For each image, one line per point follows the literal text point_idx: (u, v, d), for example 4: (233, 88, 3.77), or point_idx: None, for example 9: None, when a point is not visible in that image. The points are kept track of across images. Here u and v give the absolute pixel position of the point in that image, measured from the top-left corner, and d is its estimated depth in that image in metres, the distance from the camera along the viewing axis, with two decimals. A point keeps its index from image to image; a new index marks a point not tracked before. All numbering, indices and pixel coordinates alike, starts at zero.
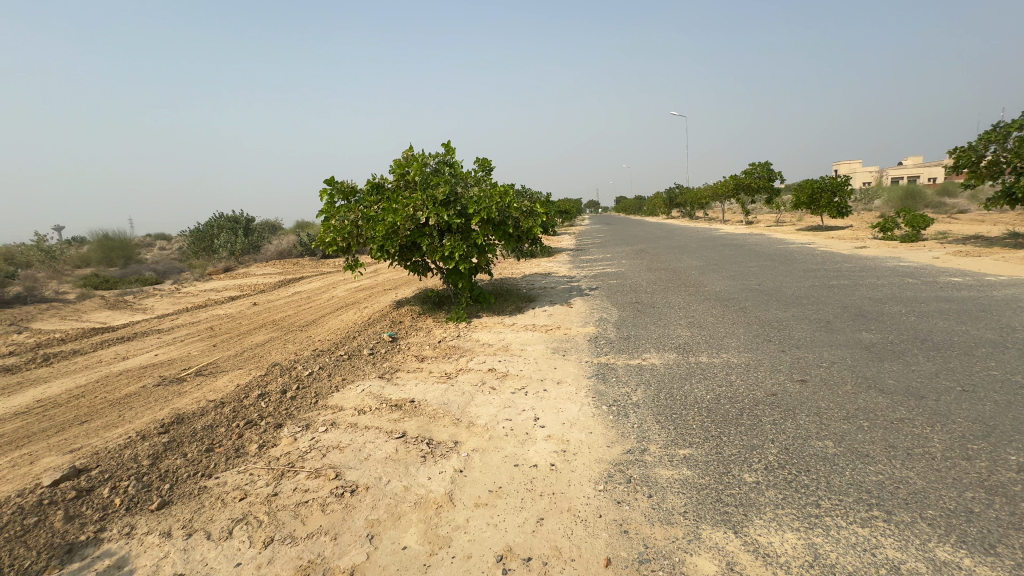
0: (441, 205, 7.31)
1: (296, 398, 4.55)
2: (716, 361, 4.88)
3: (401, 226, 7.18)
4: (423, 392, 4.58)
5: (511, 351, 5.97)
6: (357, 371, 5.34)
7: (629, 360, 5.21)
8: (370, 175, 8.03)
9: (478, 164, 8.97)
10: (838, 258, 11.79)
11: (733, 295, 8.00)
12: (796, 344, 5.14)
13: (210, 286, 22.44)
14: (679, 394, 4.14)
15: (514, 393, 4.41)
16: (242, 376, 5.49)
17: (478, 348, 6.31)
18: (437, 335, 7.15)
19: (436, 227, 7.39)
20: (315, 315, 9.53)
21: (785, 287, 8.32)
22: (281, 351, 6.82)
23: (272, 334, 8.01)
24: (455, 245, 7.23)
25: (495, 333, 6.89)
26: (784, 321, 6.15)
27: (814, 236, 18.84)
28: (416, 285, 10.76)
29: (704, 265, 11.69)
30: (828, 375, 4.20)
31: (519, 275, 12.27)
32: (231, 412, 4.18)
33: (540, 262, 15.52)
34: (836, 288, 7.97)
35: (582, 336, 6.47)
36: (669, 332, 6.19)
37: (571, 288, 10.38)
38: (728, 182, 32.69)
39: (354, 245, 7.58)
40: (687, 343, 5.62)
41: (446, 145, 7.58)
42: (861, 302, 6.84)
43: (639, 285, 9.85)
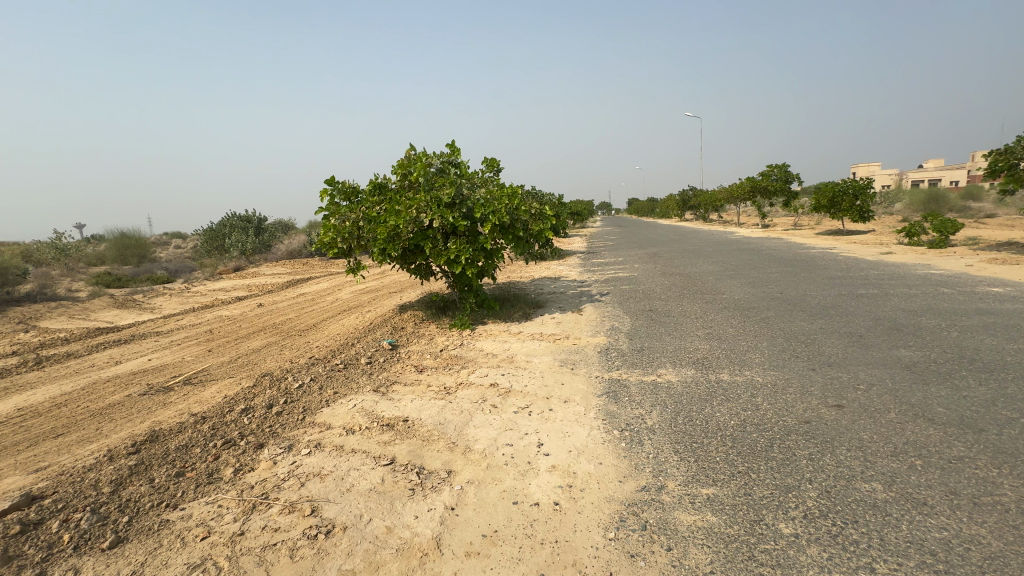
0: (445, 207, 6.97)
1: (282, 414, 4.23)
2: (739, 380, 4.45)
3: (404, 229, 6.85)
4: (418, 410, 4.23)
5: (516, 362, 5.60)
6: (350, 383, 5.01)
7: (643, 377, 4.81)
8: (374, 175, 7.74)
9: (486, 164, 8.62)
10: (863, 264, 11.23)
11: (754, 304, 7.54)
12: (827, 362, 4.70)
13: (220, 286, 22.43)
14: (699, 419, 3.74)
15: (517, 414, 4.04)
16: (230, 387, 5.19)
17: (482, 358, 5.95)
18: (440, 343, 6.81)
19: (441, 230, 7.05)
20: (317, 319, 9.25)
21: (809, 296, 7.83)
22: (276, 358, 6.53)
23: (270, 339, 7.74)
24: (461, 249, 6.87)
25: (501, 342, 6.54)
26: (812, 334, 5.69)
27: (835, 241, 18.20)
28: (422, 289, 10.45)
29: (721, 271, 11.21)
30: (867, 401, 3.77)
31: (528, 279, 11.89)
32: (211, 429, 3.87)
33: (551, 265, 15.15)
34: (865, 298, 7.47)
35: (592, 347, 6.08)
36: (686, 344, 5.77)
37: (582, 293, 9.98)
38: (745, 185, 31.97)
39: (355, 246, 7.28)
40: (706, 357, 5.20)
41: (452, 143, 7.23)
42: (894, 314, 6.34)
43: (653, 292, 9.42)
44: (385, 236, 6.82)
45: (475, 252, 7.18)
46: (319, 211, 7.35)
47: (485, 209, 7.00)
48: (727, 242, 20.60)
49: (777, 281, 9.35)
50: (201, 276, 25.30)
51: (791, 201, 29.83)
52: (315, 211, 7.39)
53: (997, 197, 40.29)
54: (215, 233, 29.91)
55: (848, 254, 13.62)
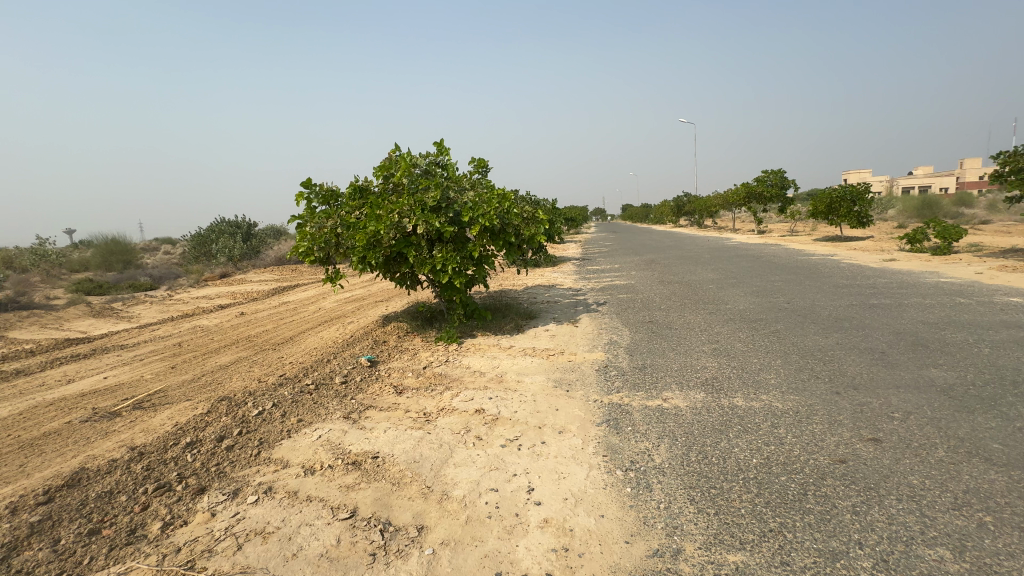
0: (430, 211, 6.44)
1: (233, 448, 3.67)
2: (757, 407, 3.94)
3: (386, 235, 6.29)
4: (392, 443, 3.68)
5: (506, 383, 5.06)
6: (318, 409, 4.45)
7: (647, 401, 4.29)
8: (354, 178, 7.20)
9: (475, 166, 8.11)
10: (868, 272, 10.81)
11: (761, 315, 7.06)
12: (852, 386, 4.20)
13: (204, 293, 21.73)
14: (715, 455, 3.23)
15: (505, 448, 3.51)
16: (184, 412, 4.62)
17: (468, 378, 5.41)
18: (424, 359, 6.27)
19: (426, 236, 6.50)
20: (295, 331, 8.65)
21: (819, 307, 7.37)
22: (243, 377, 5.95)
23: (240, 354, 7.14)
24: (448, 257, 6.33)
25: (489, 358, 6.00)
26: (829, 351, 5.20)
27: (834, 247, 17.84)
28: (408, 299, 9.89)
29: (721, 279, 10.77)
30: (908, 434, 3.27)
31: (521, 288, 11.37)
32: (145, 470, 3.30)
33: (545, 273, 14.63)
34: (879, 309, 7.02)
35: (590, 364, 5.56)
36: (692, 361, 5.26)
37: (578, 303, 9.47)
38: (740, 190, 31.71)
39: (332, 254, 6.71)
40: (716, 378, 4.68)
41: (438, 143, 6.71)
42: (914, 328, 5.87)
43: (653, 301, 8.92)
44: (365, 243, 6.26)
45: (463, 260, 6.65)
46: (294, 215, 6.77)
47: (474, 214, 6.47)
48: (724, 248, 20.19)
49: (782, 290, 8.89)
50: (185, 283, 24.55)
51: (787, 207, 29.59)
52: (290, 215, 6.81)
53: (990, 203, 40.33)
54: (202, 239, 29.15)
55: (850, 262, 13.23)
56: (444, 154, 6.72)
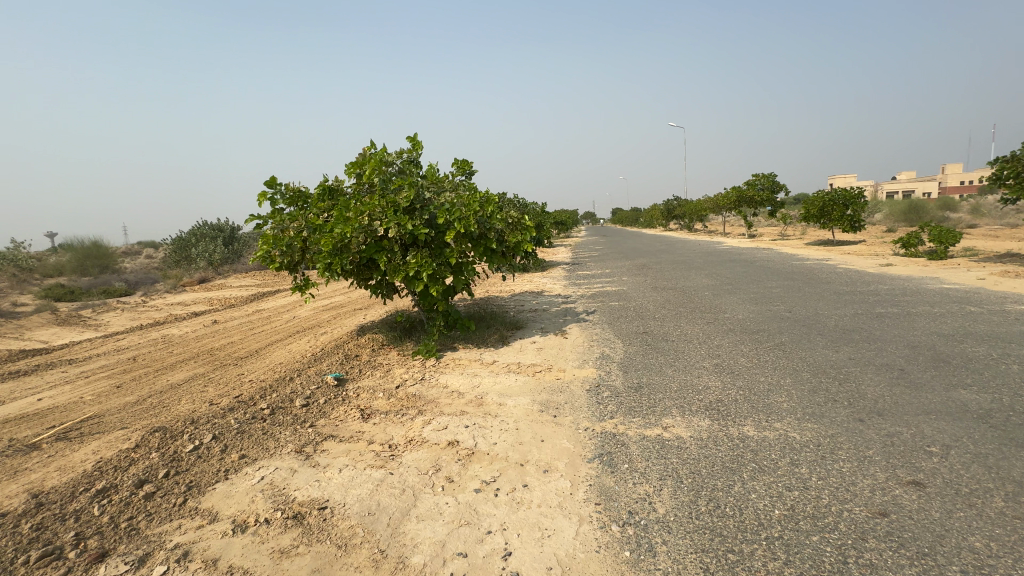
0: (404, 214, 5.89)
1: (153, 496, 3.06)
2: (772, 439, 3.42)
3: (354, 239, 5.72)
4: (346, 487, 3.11)
5: (486, 407, 4.51)
6: (266, 440, 3.84)
7: (645, 430, 3.75)
8: (323, 177, 6.63)
9: (457, 167, 7.57)
10: (866, 278, 10.45)
11: (763, 326, 6.58)
12: (876, 412, 3.70)
13: (181, 299, 20.87)
14: (729, 505, 2.70)
15: (479, 495, 2.95)
16: (112, 445, 3.98)
17: (444, 400, 4.84)
18: (398, 377, 5.69)
19: (399, 240, 5.94)
20: (263, 343, 8.00)
21: (822, 316, 6.92)
22: (194, 399, 5.32)
23: (197, 371, 6.48)
24: (422, 262, 5.76)
25: (470, 376, 5.44)
26: (843, 368, 4.71)
27: (827, 252, 17.58)
28: (387, 307, 9.29)
29: (716, 285, 10.34)
30: (954, 477, 2.77)
31: (508, 295, 10.82)
32: (35, 530, 2.69)
33: (534, 278, 14.10)
34: (886, 318, 6.59)
35: (580, 383, 5.02)
36: (692, 380, 4.75)
37: (567, 311, 8.95)
38: (730, 194, 31.56)
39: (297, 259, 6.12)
40: (721, 401, 4.16)
41: (411, 138, 6.16)
42: (930, 341, 5.42)
43: (646, 310, 8.43)
44: (330, 248, 5.67)
45: (440, 267, 6.09)
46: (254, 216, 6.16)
47: (450, 215, 5.93)
48: (716, 252, 19.87)
49: (781, 297, 8.47)
50: (163, 288, 23.65)
51: (777, 211, 29.46)
52: (249, 216, 6.20)
53: (975, 207, 40.71)
54: (181, 242, 28.22)
55: (846, 267, 12.88)
56: (417, 150, 6.17)
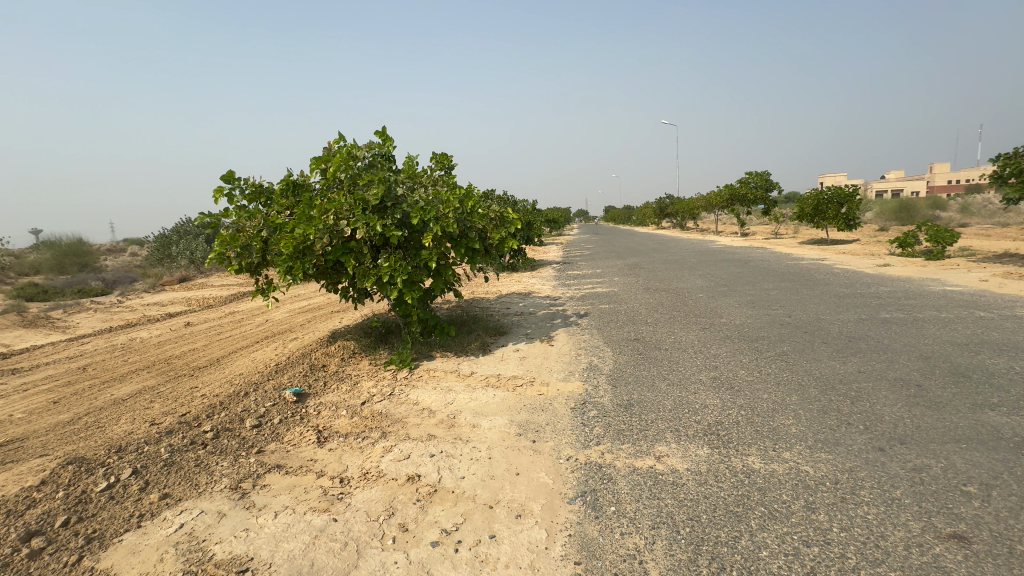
0: (373, 212, 5.33)
1: (41, 554, 2.52)
2: (783, 474, 2.94)
3: (317, 240, 5.15)
4: (279, 540, 2.59)
5: (457, 429, 4.00)
6: (197, 474, 3.31)
7: (634, 460, 3.27)
8: (287, 171, 6.02)
9: (436, 161, 7.04)
10: (864, 279, 10.07)
11: (762, 332, 6.14)
12: (898, 440, 3.24)
13: (159, 299, 20.10)
14: (735, 566, 2.23)
15: (437, 552, 2.45)
16: (18, 478, 3.41)
17: (412, 421, 4.33)
18: (365, 391, 5.17)
19: (369, 242, 5.37)
20: (226, 350, 7.42)
21: (824, 321, 6.49)
22: (135, 418, 4.76)
23: (146, 384, 5.89)
24: (394, 266, 5.20)
25: (444, 390, 4.93)
26: (854, 383, 4.26)
27: (821, 251, 17.27)
28: (364, 312, 8.75)
29: (711, 286, 9.92)
30: (1003, 529, 2.30)
31: (493, 297, 10.30)
32: None
33: (522, 278, 13.60)
34: (892, 324, 6.18)
35: (564, 399, 4.54)
36: (687, 397, 4.29)
37: (555, 315, 8.46)
38: (723, 192, 31.27)
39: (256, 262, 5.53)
40: (722, 424, 3.69)
41: (381, 130, 5.60)
42: (944, 351, 4.99)
43: (638, 314, 7.95)
44: (291, 250, 5.09)
45: (415, 270, 5.53)
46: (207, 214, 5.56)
47: (425, 214, 5.39)
48: (709, 252, 19.46)
49: (779, 300, 8.04)
50: (141, 288, 22.85)
51: (770, 209, 29.22)
52: (199, 213, 5.61)
53: (965, 207, 40.79)
54: (162, 240, 27.39)
55: (842, 267, 12.52)
56: (389, 143, 5.62)
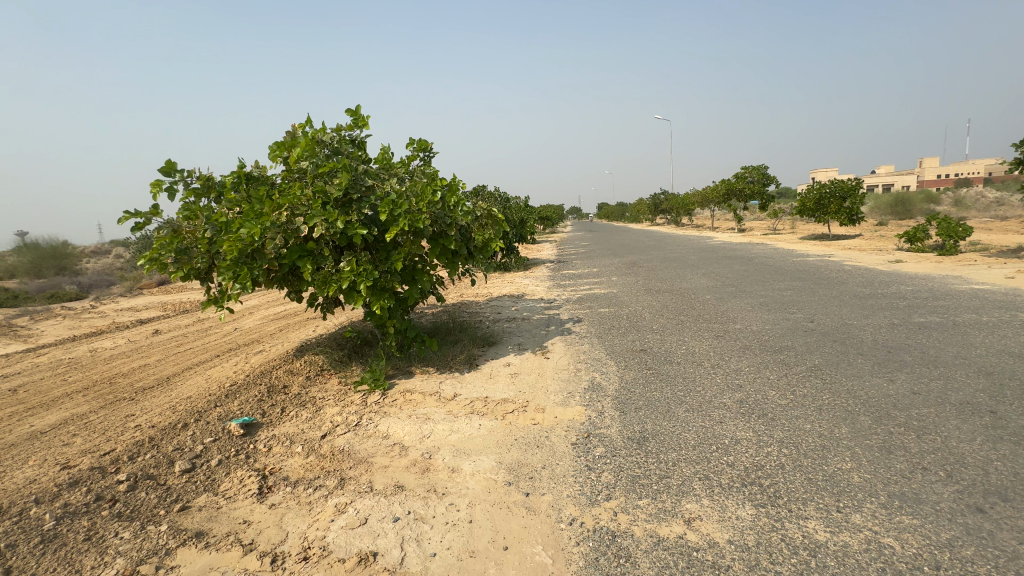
0: (335, 207, 4.48)
1: None
2: (860, 553, 2.19)
3: (267, 240, 4.31)
4: None
5: (432, 477, 3.23)
6: (84, 555, 2.52)
7: (657, 526, 2.51)
8: (239, 159, 5.14)
9: (414, 148, 6.23)
10: (881, 277, 9.39)
11: (785, 341, 5.43)
12: (998, 495, 2.50)
13: (135, 303, 19.17)
14: None
15: None
16: None
17: (379, 462, 3.55)
18: (328, 420, 4.38)
19: (330, 242, 4.55)
20: (181, 367, 6.57)
21: (851, 327, 5.79)
22: (46, 459, 3.93)
23: (76, 412, 5.04)
24: (359, 270, 4.38)
25: (421, 419, 4.15)
26: (913, 409, 3.54)
27: (825, 248, 16.63)
28: (340, 320, 7.94)
29: (718, 287, 9.21)
30: None
31: (483, 300, 9.52)
32: None
33: (515, 279, 12.84)
34: (931, 330, 5.47)
35: (563, 431, 3.78)
36: (713, 428, 3.55)
37: (551, 320, 7.69)
38: (720, 187, 30.63)
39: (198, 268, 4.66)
40: (763, 469, 2.94)
41: (352, 109, 4.74)
42: (1005, 364, 4.28)
43: (643, 319, 7.21)
44: (234, 252, 4.24)
45: (386, 274, 4.72)
46: (134, 211, 4.49)
47: (396, 208, 4.58)
48: (709, 248, 18.77)
49: (796, 303, 7.33)
50: (118, 292, 21.85)
51: (767, 204, 28.64)
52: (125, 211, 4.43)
53: (960, 201, 40.58)
54: (141, 241, 26.27)
55: (852, 264, 11.85)
56: (361, 123, 4.78)
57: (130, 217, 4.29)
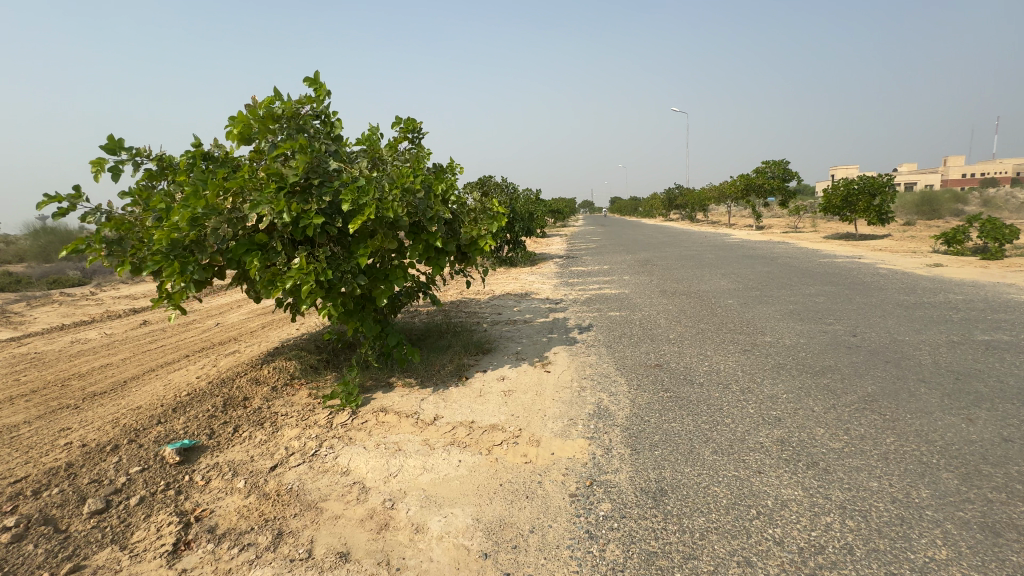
0: (287, 194, 3.82)
1: None
2: None
3: (208, 231, 3.70)
4: None
5: (389, 539, 2.53)
6: None
7: None
8: (195, 136, 4.49)
9: (402, 129, 5.53)
10: (924, 283, 8.46)
11: (828, 362, 4.64)
12: None
13: (136, 290, 18.83)
14: None
15: None
16: None
17: (329, 510, 2.86)
18: (283, 445, 3.71)
19: (283, 234, 3.92)
20: (143, 368, 5.95)
21: (903, 346, 4.97)
22: None
23: (7, 423, 4.42)
24: (312, 268, 3.72)
25: (390, 450, 3.45)
26: (1012, 466, 2.75)
27: (853, 248, 15.61)
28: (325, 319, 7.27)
29: (740, 290, 8.39)
30: None
31: (484, 299, 8.81)
32: None
33: (521, 276, 12.10)
34: (1002, 352, 4.63)
35: (561, 474, 3.06)
36: (750, 481, 2.80)
37: (555, 325, 6.95)
38: (738, 182, 29.47)
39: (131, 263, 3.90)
40: (825, 554, 2.19)
41: (311, 77, 4.08)
42: None
43: (658, 326, 6.44)
44: (168, 245, 3.65)
45: (349, 272, 4.05)
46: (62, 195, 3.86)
47: (360, 194, 3.91)
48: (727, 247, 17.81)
49: (831, 312, 6.51)
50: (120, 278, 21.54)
51: (788, 201, 27.48)
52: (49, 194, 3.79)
53: (989, 202, 38.93)
54: None
55: (886, 267, 10.92)
56: (321, 94, 4.13)
57: (50, 200, 3.65)
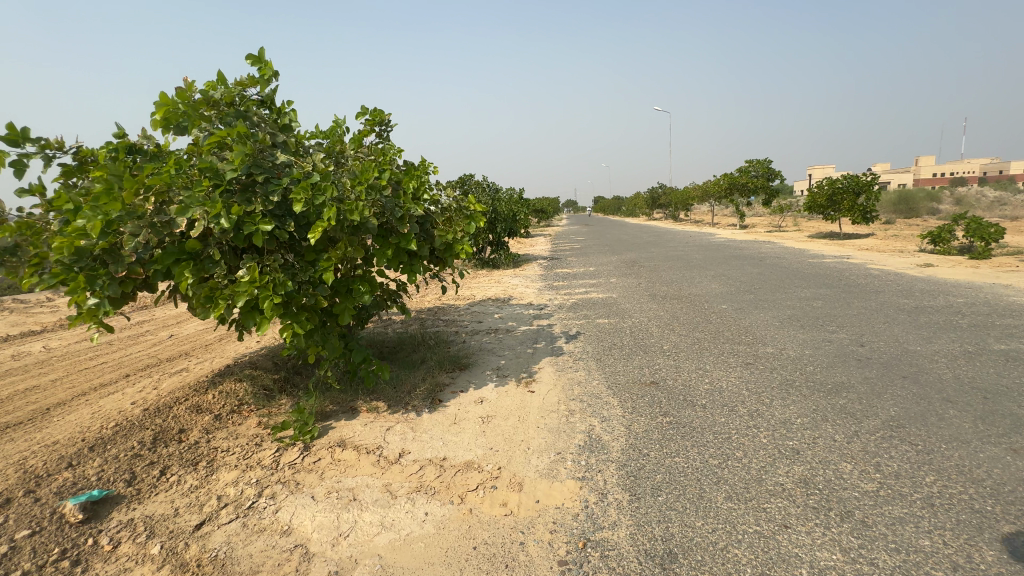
0: (226, 193, 3.14)
1: None
2: None
3: (124, 238, 2.98)
4: None
5: None
6: None
7: None
8: (118, 125, 3.77)
9: (366, 121, 4.93)
10: (921, 285, 8.15)
11: (841, 378, 4.19)
12: None
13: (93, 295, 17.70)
14: None
15: None
16: None
17: None
18: (217, 493, 3.10)
19: (223, 240, 3.22)
20: (73, 391, 5.23)
21: (918, 358, 4.56)
22: None
23: None
24: (259, 282, 3.06)
25: (343, 500, 2.88)
26: None
27: (839, 248, 15.45)
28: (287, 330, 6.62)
29: (734, 294, 7.98)
30: None
31: (463, 306, 8.23)
32: None
33: (504, 279, 11.56)
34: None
35: (549, 530, 2.53)
36: (777, 542, 2.31)
37: (540, 334, 6.41)
38: (722, 181, 29.38)
39: (33, 276, 3.15)
40: None
41: (254, 53, 3.45)
42: None
43: (650, 335, 5.96)
44: (72, 255, 2.91)
45: (305, 285, 3.41)
46: None
47: (316, 193, 3.30)
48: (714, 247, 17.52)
49: (833, 319, 6.12)
50: None
51: (771, 200, 27.48)
52: None
53: (962, 200, 39.72)
54: None
55: (877, 267, 10.66)
56: (266, 75, 3.51)
57: None
